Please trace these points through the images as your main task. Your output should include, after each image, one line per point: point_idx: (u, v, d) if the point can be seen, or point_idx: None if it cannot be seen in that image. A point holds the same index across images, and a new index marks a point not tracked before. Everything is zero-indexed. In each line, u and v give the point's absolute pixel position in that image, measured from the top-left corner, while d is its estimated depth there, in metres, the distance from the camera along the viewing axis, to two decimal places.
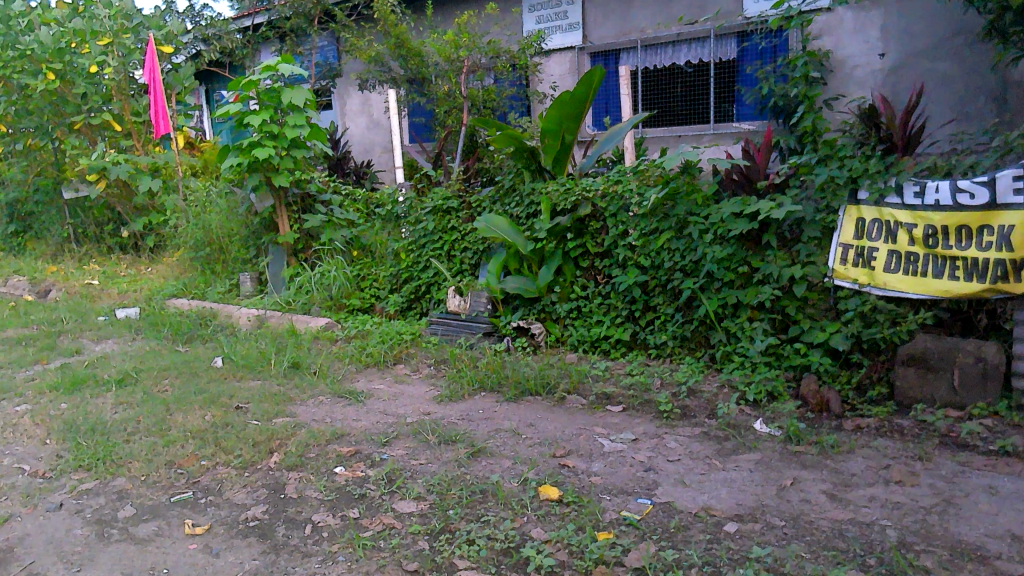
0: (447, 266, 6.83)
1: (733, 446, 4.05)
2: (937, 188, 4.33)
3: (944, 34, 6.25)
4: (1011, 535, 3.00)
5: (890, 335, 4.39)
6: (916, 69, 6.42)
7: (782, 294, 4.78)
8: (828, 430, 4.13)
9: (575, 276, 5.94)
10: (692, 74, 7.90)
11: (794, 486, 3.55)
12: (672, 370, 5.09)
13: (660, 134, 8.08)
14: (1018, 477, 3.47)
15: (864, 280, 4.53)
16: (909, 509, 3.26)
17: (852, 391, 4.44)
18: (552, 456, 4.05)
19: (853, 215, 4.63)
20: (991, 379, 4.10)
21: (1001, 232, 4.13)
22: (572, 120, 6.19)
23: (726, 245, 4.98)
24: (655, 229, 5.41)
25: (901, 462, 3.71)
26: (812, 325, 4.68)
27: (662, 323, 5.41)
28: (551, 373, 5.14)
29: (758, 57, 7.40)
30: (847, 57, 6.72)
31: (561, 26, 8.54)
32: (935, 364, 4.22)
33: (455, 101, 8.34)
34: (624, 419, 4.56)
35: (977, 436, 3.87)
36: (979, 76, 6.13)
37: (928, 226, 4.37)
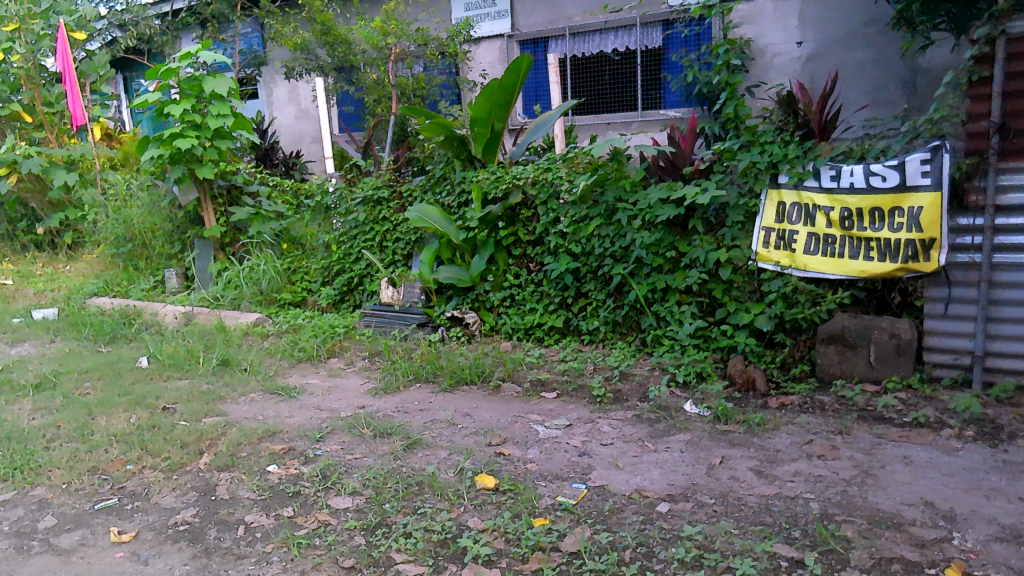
0: (380, 257, 6.74)
1: (665, 427, 4.13)
2: (851, 171, 4.44)
3: (857, 23, 6.43)
4: (924, 502, 3.13)
5: (811, 314, 4.52)
6: (833, 57, 6.60)
7: (708, 277, 4.88)
8: (754, 408, 4.25)
9: (508, 264, 5.95)
10: (619, 62, 7.95)
11: (723, 465, 3.65)
12: (605, 355, 5.16)
13: (589, 121, 8.13)
14: (931, 446, 3.62)
15: (786, 262, 4.65)
16: (830, 482, 3.38)
17: (776, 370, 4.58)
18: (488, 445, 4.05)
19: (774, 199, 4.73)
20: (904, 354, 4.26)
21: (911, 213, 4.24)
22: (501, 108, 6.19)
23: (654, 231, 5.07)
24: (586, 216, 5.48)
25: (823, 436, 3.84)
26: (737, 307, 4.79)
27: (594, 309, 5.48)
28: (485, 361, 5.14)
29: (683, 45, 7.46)
30: (768, 46, 6.86)
31: (490, 14, 8.48)
32: (853, 341, 4.35)
33: (383, 90, 8.18)
34: (558, 405, 4.59)
35: (893, 410, 4.03)
36: (890, 65, 6.34)
37: (844, 208, 4.50)
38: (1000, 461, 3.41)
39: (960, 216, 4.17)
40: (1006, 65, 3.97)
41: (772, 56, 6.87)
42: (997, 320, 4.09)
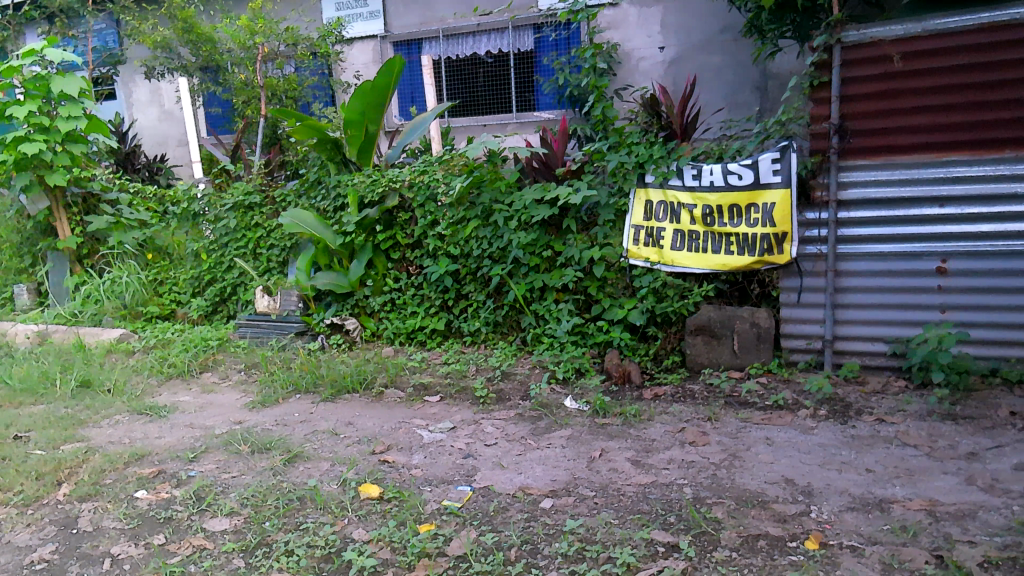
0: (254, 265, 6.47)
1: (546, 424, 4.19)
2: (711, 171, 4.66)
3: (714, 30, 6.70)
4: (785, 480, 3.34)
5: (680, 307, 4.73)
6: (693, 61, 6.85)
7: (583, 275, 5.02)
8: (630, 400, 4.39)
9: (387, 268, 5.86)
10: (493, 65, 7.97)
11: (602, 457, 3.75)
12: (486, 356, 5.19)
13: (466, 123, 8.11)
14: (790, 427, 3.86)
15: (655, 258, 4.84)
16: (701, 467, 3.55)
17: (649, 362, 4.77)
18: (372, 453, 3.97)
19: (642, 198, 4.92)
20: (764, 342, 4.52)
21: (765, 209, 4.50)
22: (374, 109, 6.06)
23: (530, 231, 5.18)
24: (463, 218, 5.50)
25: (694, 423, 4.02)
26: (611, 303, 4.94)
27: (474, 310, 5.49)
28: (367, 368, 5.04)
29: (554, 48, 7.57)
30: (633, 50, 7.05)
31: (362, 14, 8.32)
32: (718, 331, 4.58)
33: (252, 91, 7.86)
34: (442, 408, 4.56)
35: (755, 394, 4.27)
36: (744, 70, 6.64)
37: (706, 206, 4.71)
38: (850, 436, 3.68)
39: (807, 211, 4.44)
40: (842, 71, 4.27)
41: (637, 60, 7.06)
42: (843, 306, 4.40)
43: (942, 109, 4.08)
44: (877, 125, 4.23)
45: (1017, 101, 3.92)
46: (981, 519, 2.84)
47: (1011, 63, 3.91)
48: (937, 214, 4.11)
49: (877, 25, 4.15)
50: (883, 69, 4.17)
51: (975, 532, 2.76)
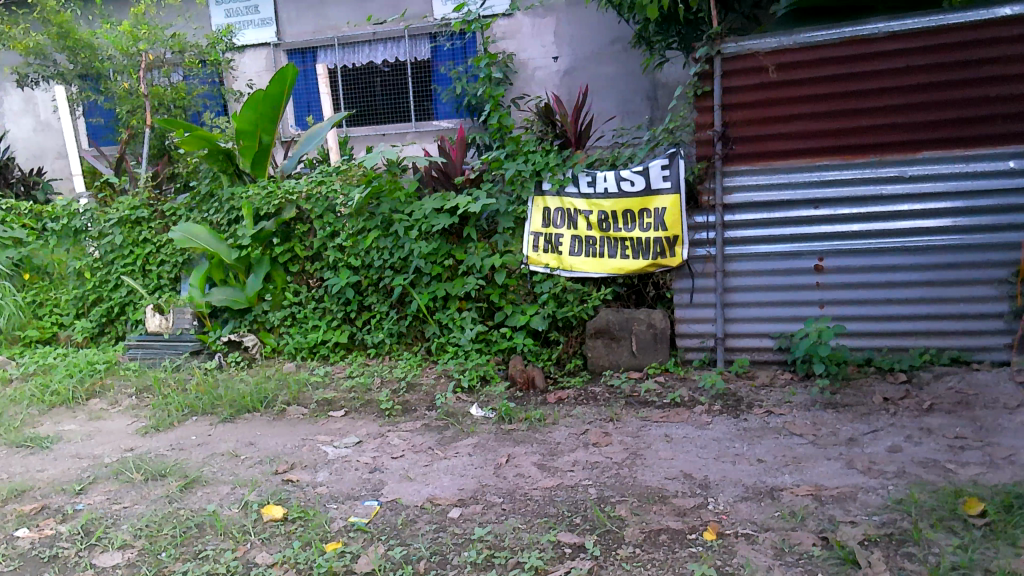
0: (143, 283, 6.15)
1: (453, 433, 4.18)
2: (605, 177, 4.79)
3: (604, 41, 6.82)
4: (683, 474, 3.46)
5: (579, 312, 4.83)
6: (586, 71, 6.95)
7: (485, 282, 5.06)
8: (535, 405, 4.44)
9: (286, 282, 5.71)
10: (389, 73, 7.88)
11: (509, 463, 3.77)
12: (391, 367, 5.13)
13: (364, 132, 8.00)
14: (687, 423, 4.01)
15: (554, 264, 4.93)
16: (605, 467, 3.63)
17: (552, 366, 4.85)
18: (274, 473, 3.84)
19: (540, 205, 5.01)
20: (661, 341, 4.66)
21: (657, 213, 4.66)
22: (268, 120, 5.88)
23: (430, 241, 5.17)
24: (362, 229, 5.42)
25: (596, 425, 4.11)
26: (514, 310, 4.98)
27: (378, 322, 5.40)
28: (268, 386, 4.89)
29: (451, 58, 7.56)
30: (529, 60, 7.08)
31: (253, 21, 8.06)
32: (616, 334, 4.70)
33: (136, 100, 7.47)
34: (347, 423, 4.47)
35: (653, 393, 4.40)
36: (634, 79, 6.80)
37: (601, 212, 4.83)
38: (741, 429, 3.85)
39: (696, 214, 4.62)
40: (723, 81, 4.42)
41: (533, 70, 7.09)
42: (731, 305, 4.61)
43: (814, 116, 4.31)
44: (757, 132, 4.42)
45: (880, 109, 4.20)
46: (861, 500, 3.03)
47: (873, 73, 4.17)
48: (813, 215, 4.37)
49: (753, 37, 4.32)
50: (760, 79, 4.35)
51: (856, 513, 2.94)
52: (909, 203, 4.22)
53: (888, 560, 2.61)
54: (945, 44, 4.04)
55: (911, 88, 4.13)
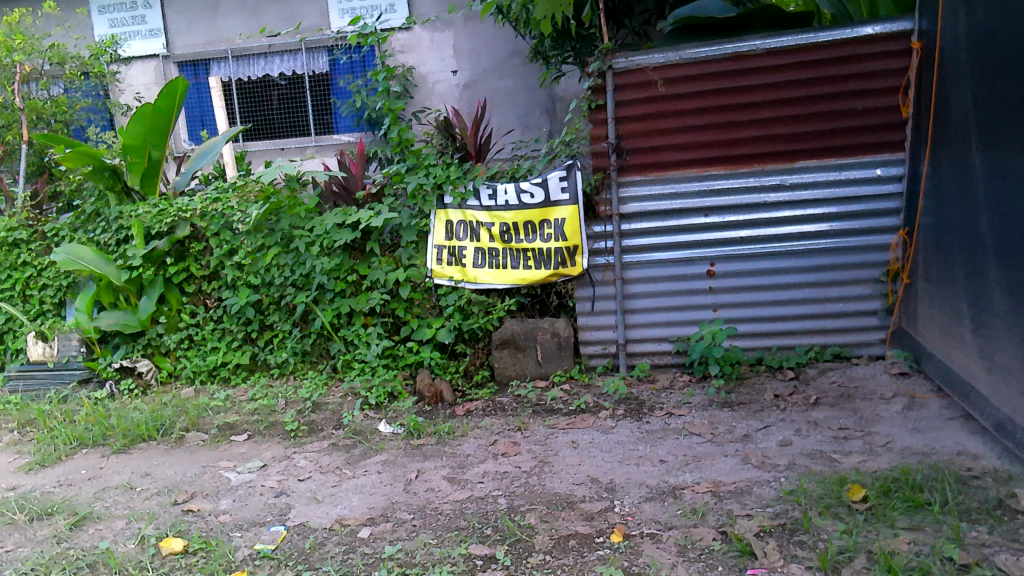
0: (23, 309, 5.77)
1: (361, 451, 4.12)
2: (505, 190, 4.84)
3: (503, 54, 6.90)
4: (590, 479, 3.53)
5: (485, 323, 4.86)
6: (485, 85, 6.99)
7: (390, 297, 5.01)
8: (443, 418, 4.43)
9: (181, 303, 5.47)
10: (286, 87, 7.65)
11: (419, 478, 3.74)
12: (296, 387, 5.00)
13: (263, 146, 7.68)
14: (593, 429, 4.09)
15: (458, 276, 4.93)
16: (514, 476, 3.66)
17: (460, 379, 4.85)
18: (173, 504, 3.67)
19: (442, 219, 4.99)
20: (565, 350, 4.75)
21: (557, 224, 4.74)
22: (158, 134, 5.64)
23: (332, 257, 5.09)
24: (262, 246, 5.28)
25: (505, 435, 4.14)
26: (420, 324, 4.97)
27: (280, 341, 5.25)
28: (164, 413, 4.67)
29: (349, 70, 7.37)
30: (428, 73, 7.06)
31: (140, 32, 7.62)
32: (522, 343, 4.75)
33: (11, 114, 7.00)
34: (250, 447, 4.32)
35: (559, 400, 4.48)
36: (533, 92, 6.90)
37: (502, 224, 4.88)
38: (644, 431, 3.97)
39: (594, 224, 4.73)
40: (615, 94, 4.55)
41: (433, 83, 7.08)
42: (631, 311, 4.74)
43: (701, 128, 4.50)
44: (649, 144, 4.57)
45: (760, 121, 4.42)
46: (756, 493, 3.17)
47: (754, 87, 4.40)
48: (704, 223, 4.56)
49: (641, 52, 4.46)
50: (649, 93, 4.51)
51: (751, 506, 3.08)
52: (790, 209, 4.47)
53: (782, 549, 2.74)
54: (817, 60, 4.30)
55: (788, 101, 4.37)
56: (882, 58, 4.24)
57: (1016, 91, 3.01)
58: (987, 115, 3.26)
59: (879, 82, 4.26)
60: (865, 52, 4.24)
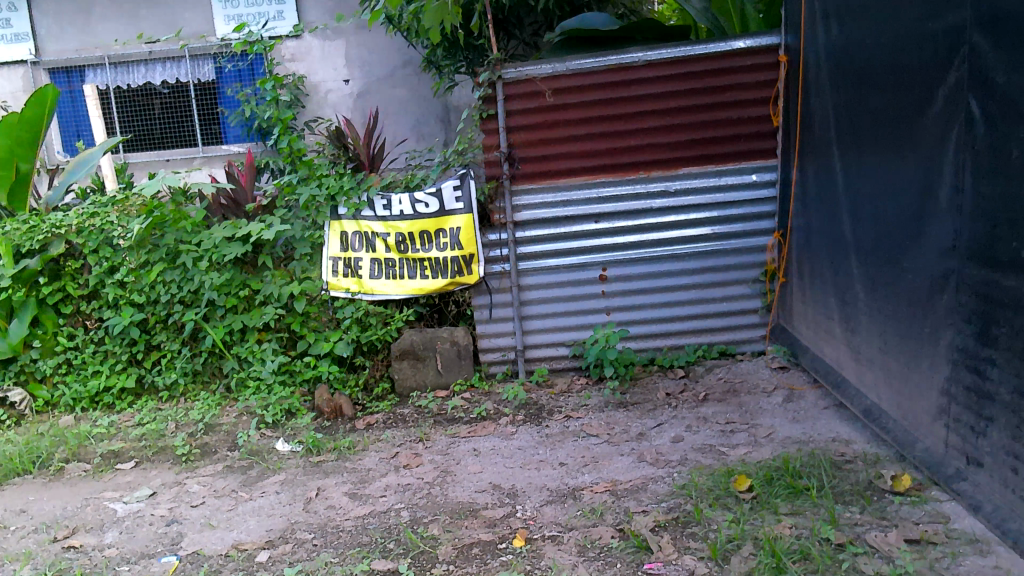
0: None
1: (258, 472, 3.98)
2: (400, 200, 4.82)
3: (396, 64, 6.83)
4: (492, 486, 3.56)
5: (383, 335, 4.81)
6: (379, 94, 6.89)
7: (284, 311, 4.88)
8: (343, 433, 4.35)
9: (58, 325, 5.10)
10: (169, 96, 7.19)
11: (319, 496, 3.66)
12: (186, 410, 4.77)
13: (145, 158, 7.24)
14: (494, 436, 4.11)
15: (355, 288, 4.86)
16: (416, 488, 3.63)
17: (360, 392, 4.77)
18: (52, 542, 3.43)
19: (337, 230, 4.91)
20: (464, 358, 4.76)
21: (452, 233, 4.75)
22: (26, 145, 5.28)
23: (222, 272, 4.91)
24: (145, 262, 5.03)
25: (406, 446, 4.11)
26: (316, 338, 4.85)
27: (169, 361, 5.00)
28: (41, 444, 4.36)
29: (238, 80, 6.98)
30: (319, 82, 6.90)
31: (3, 35, 7.08)
32: (421, 354, 4.73)
33: None
34: (138, 475, 4.10)
35: (460, 409, 4.48)
36: (426, 102, 6.86)
37: (398, 234, 4.84)
38: (544, 435, 4.03)
39: (489, 232, 4.76)
40: (506, 104, 4.59)
41: (325, 92, 6.93)
42: (528, 317, 4.81)
43: (590, 137, 4.61)
44: (540, 153, 4.65)
45: (645, 130, 4.58)
46: (650, 489, 3.28)
47: (638, 98, 4.55)
48: (594, 229, 4.68)
49: (529, 63, 4.53)
50: (538, 103, 4.58)
51: (646, 502, 3.18)
52: (675, 214, 4.66)
53: (675, 542, 2.85)
54: (695, 72, 4.51)
55: (670, 111, 4.56)
56: (753, 70, 4.50)
57: (870, 103, 3.25)
58: (846, 124, 3.50)
59: (751, 92, 4.52)
60: (738, 65, 4.48)
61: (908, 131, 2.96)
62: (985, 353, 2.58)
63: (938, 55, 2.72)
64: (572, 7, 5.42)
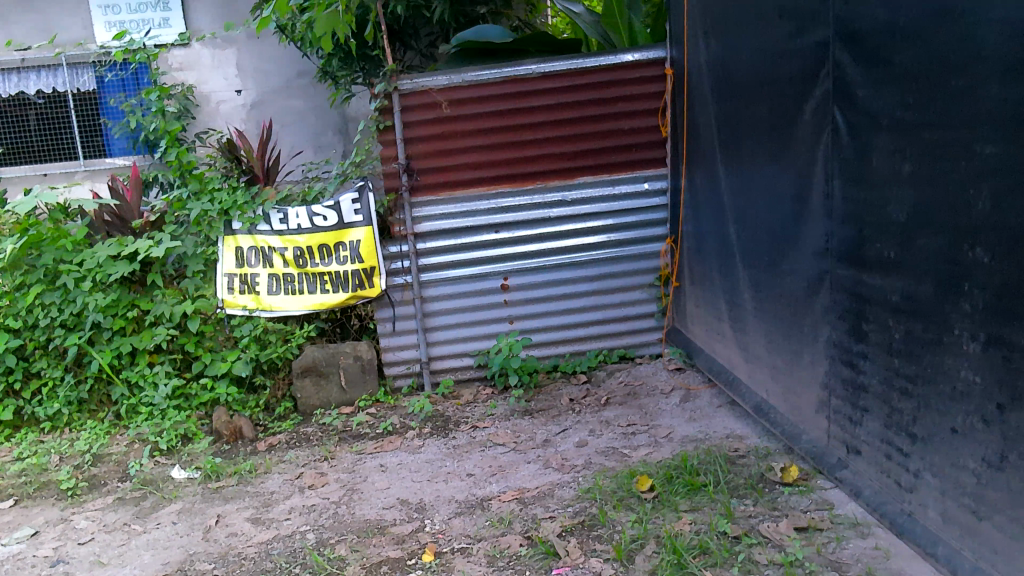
0: None
1: (152, 503, 3.79)
2: (297, 214, 4.71)
3: (290, 74, 6.66)
4: (400, 501, 3.51)
5: (284, 352, 4.68)
6: (274, 105, 6.70)
7: (177, 332, 4.67)
8: (244, 456, 4.20)
9: None
10: (45, 107, 6.65)
11: (220, 524, 3.51)
12: (71, 441, 4.48)
13: (19, 172, 6.63)
14: (401, 450, 4.07)
15: (253, 305, 4.72)
16: (322, 508, 3.55)
17: (261, 413, 4.61)
18: None
19: (232, 245, 4.74)
20: (369, 372, 4.69)
21: (352, 246, 4.68)
22: None
23: (107, 292, 4.64)
24: (21, 284, 4.69)
25: (311, 466, 4.00)
26: (213, 358, 4.67)
27: (50, 390, 4.67)
28: None
29: (121, 89, 6.56)
30: (210, 92, 6.64)
31: None
32: (324, 370, 4.62)
33: None
34: (18, 514, 3.81)
35: (365, 425, 4.41)
36: (324, 113, 6.72)
37: (296, 248, 4.73)
38: (451, 447, 4.02)
39: (390, 244, 4.71)
40: (402, 116, 4.56)
41: (217, 103, 6.67)
42: (432, 329, 4.78)
43: (487, 148, 4.65)
44: (438, 164, 4.64)
45: (541, 141, 4.66)
46: (557, 495, 3.33)
47: (533, 109, 4.62)
48: (495, 239, 4.71)
49: (425, 74, 4.52)
50: (435, 114, 4.57)
51: (553, 508, 3.22)
52: (573, 223, 4.75)
53: (582, 545, 2.90)
54: (587, 84, 4.62)
55: (565, 122, 4.65)
56: (642, 82, 4.65)
57: (747, 114, 3.43)
58: (728, 134, 3.68)
59: (641, 104, 4.67)
60: (628, 77, 4.63)
61: (782, 141, 3.13)
62: (858, 347, 2.76)
63: (806, 69, 2.89)
64: (467, 18, 5.44)
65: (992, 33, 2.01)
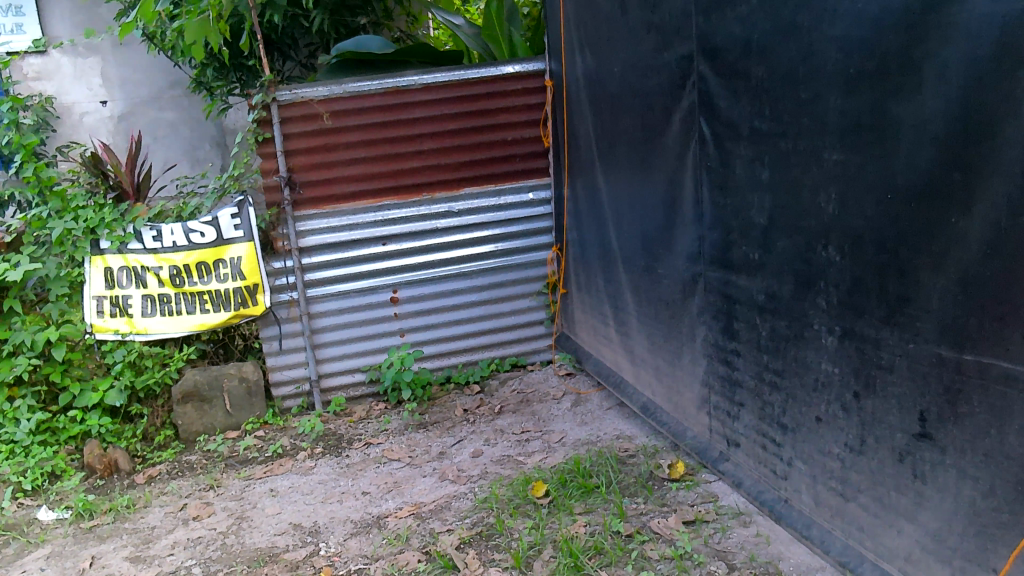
0: None
1: (16, 549, 3.47)
2: (172, 231, 4.48)
3: (161, 85, 6.34)
4: (292, 526, 3.40)
5: (162, 377, 4.45)
6: (144, 117, 6.36)
7: (41, 362, 4.32)
8: (120, 491, 3.94)
9: None
10: None
11: (94, 566, 3.27)
12: None
13: None
14: (292, 473, 3.94)
15: (126, 329, 4.43)
16: (208, 540, 3.37)
17: (139, 443, 4.35)
18: None
19: (100, 265, 4.45)
20: (255, 395, 4.52)
21: (232, 263, 4.50)
22: None
23: None
24: None
25: (195, 497, 3.81)
26: (82, 388, 4.34)
27: None
28: None
29: None
30: (73, 104, 6.22)
31: None
32: (207, 394, 4.41)
33: None
34: None
35: (253, 449, 4.24)
36: (199, 125, 6.45)
37: (172, 267, 4.49)
38: (344, 466, 3.93)
39: (273, 260, 4.55)
40: (282, 127, 4.42)
41: (80, 115, 6.26)
42: (321, 345, 4.67)
43: (370, 159, 4.58)
44: (320, 176, 4.53)
45: (426, 152, 4.64)
46: (454, 507, 3.31)
47: (416, 120, 4.60)
48: (382, 251, 4.65)
49: (305, 85, 4.40)
50: (316, 125, 4.46)
51: (451, 520, 3.20)
52: (460, 233, 4.77)
53: (480, 556, 2.89)
54: (469, 95, 4.64)
55: (448, 132, 4.66)
56: (523, 93, 4.73)
57: (621, 124, 3.55)
58: (605, 144, 3.79)
59: (522, 115, 4.75)
60: (509, 89, 4.69)
61: (654, 151, 3.26)
62: (731, 345, 2.91)
63: (673, 82, 3.02)
64: (347, 29, 5.38)
65: (834, 49, 2.17)
